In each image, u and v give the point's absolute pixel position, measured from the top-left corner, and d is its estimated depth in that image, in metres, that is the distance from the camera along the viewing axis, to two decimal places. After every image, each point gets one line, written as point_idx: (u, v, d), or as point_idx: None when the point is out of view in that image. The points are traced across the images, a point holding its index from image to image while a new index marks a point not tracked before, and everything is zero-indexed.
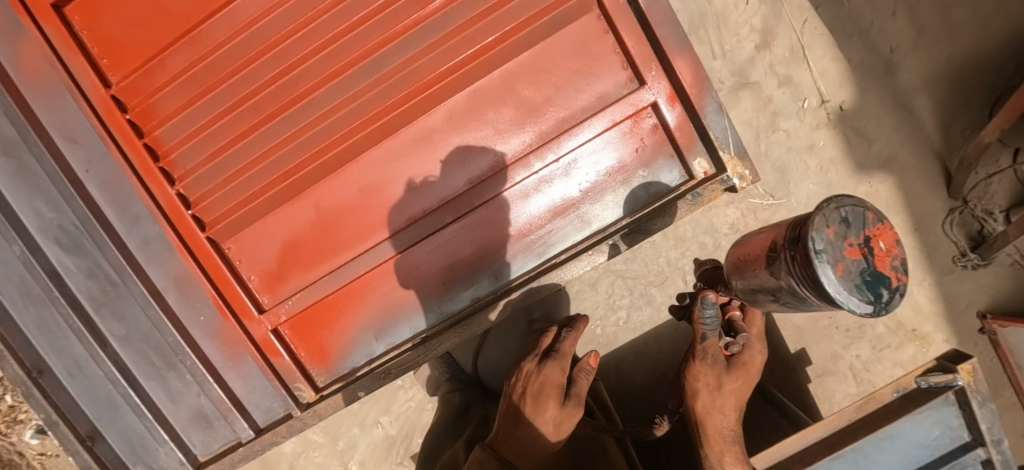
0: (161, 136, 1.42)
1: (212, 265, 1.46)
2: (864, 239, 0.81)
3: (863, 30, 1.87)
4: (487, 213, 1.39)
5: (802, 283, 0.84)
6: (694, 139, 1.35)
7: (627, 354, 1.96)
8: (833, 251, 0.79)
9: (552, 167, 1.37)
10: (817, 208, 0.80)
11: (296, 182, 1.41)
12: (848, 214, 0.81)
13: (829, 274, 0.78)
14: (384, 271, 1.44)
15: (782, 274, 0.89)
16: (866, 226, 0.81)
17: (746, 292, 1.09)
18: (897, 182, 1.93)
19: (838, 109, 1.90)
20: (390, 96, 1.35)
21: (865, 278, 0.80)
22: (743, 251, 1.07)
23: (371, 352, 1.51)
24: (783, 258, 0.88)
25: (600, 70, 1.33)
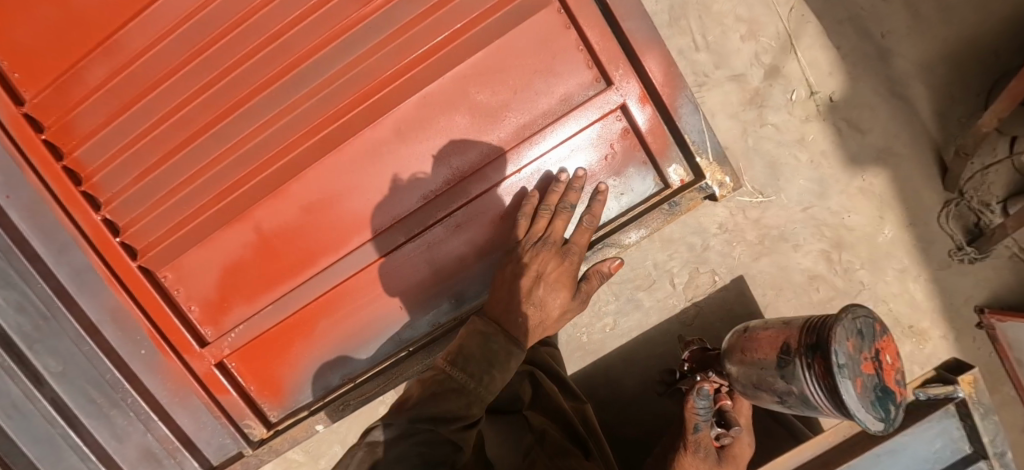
0: (82, 157, 1.30)
1: (146, 297, 1.33)
2: (875, 353, 0.90)
3: (854, 16, 1.67)
4: (445, 233, 1.29)
5: (818, 391, 0.91)
6: (668, 144, 1.23)
7: (616, 361, 1.76)
8: (852, 364, 0.88)
9: (513, 180, 1.25)
10: (841, 320, 0.90)
11: (232, 204, 1.29)
12: (862, 326, 0.91)
13: (848, 389, 0.86)
14: (337, 297, 1.33)
15: (795, 379, 0.97)
16: (878, 340, 0.91)
17: (746, 386, 1.15)
18: (893, 175, 1.68)
19: (828, 101, 1.68)
20: (331, 105, 1.24)
21: (878, 394, 0.89)
22: (746, 345, 1.15)
23: (327, 385, 1.40)
24: (799, 363, 0.96)
25: (561, 69, 1.21)
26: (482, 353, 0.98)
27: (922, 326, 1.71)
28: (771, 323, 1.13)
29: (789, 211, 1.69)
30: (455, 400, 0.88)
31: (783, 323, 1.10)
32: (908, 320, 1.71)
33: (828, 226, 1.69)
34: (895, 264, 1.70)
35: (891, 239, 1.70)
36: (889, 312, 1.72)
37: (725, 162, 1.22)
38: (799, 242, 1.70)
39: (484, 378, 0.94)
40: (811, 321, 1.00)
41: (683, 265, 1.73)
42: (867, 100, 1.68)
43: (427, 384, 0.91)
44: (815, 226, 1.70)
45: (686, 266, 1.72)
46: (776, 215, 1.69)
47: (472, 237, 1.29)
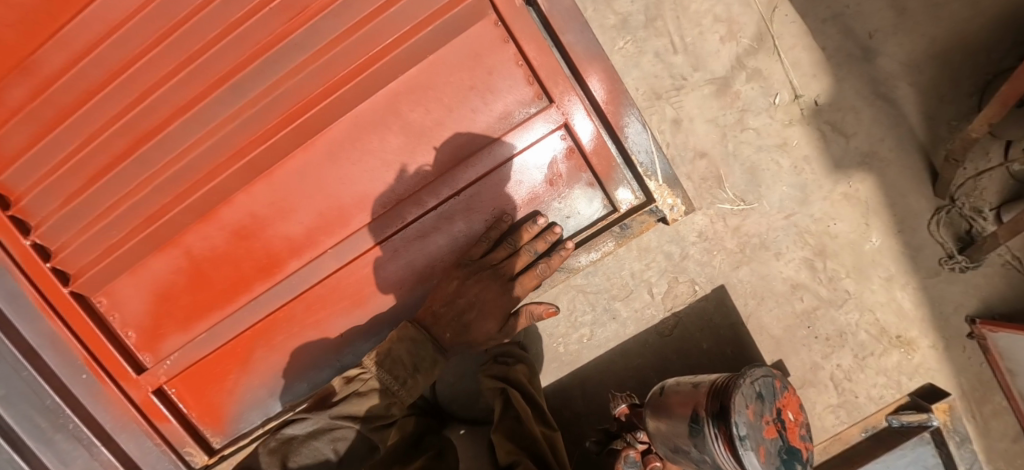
0: (8, 180, 1.25)
1: (81, 324, 1.29)
2: (775, 413, 1.06)
3: (838, 15, 1.55)
4: (386, 260, 1.23)
5: (726, 460, 1.04)
6: (612, 166, 1.15)
7: (592, 372, 1.67)
8: (753, 431, 1.03)
9: (453, 204, 1.19)
10: (739, 389, 1.04)
11: (159, 229, 1.24)
12: (761, 388, 1.06)
13: (751, 457, 1.00)
14: (275, 323, 1.29)
15: (706, 447, 1.09)
16: (775, 402, 1.07)
17: (665, 449, 1.26)
18: (879, 182, 1.57)
19: (813, 104, 1.57)
20: (258, 126, 1.18)
21: (780, 455, 1.04)
22: (662, 407, 1.26)
23: (270, 411, 1.35)
24: (707, 432, 1.09)
25: (498, 86, 1.14)
26: (409, 358, 1.06)
27: (911, 337, 1.59)
28: (683, 385, 1.26)
29: (770, 218, 1.58)
30: (378, 402, 0.99)
31: (693, 385, 1.23)
32: (896, 329, 1.59)
33: (811, 233, 1.58)
34: (881, 272, 1.59)
35: (878, 248, 1.58)
36: (875, 323, 1.59)
37: (676, 185, 1.16)
38: (780, 250, 1.59)
39: (406, 381, 1.04)
40: (714, 386, 1.15)
41: (660, 274, 1.63)
42: (853, 103, 1.57)
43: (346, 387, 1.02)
44: (797, 234, 1.59)
45: (663, 276, 1.61)
46: (757, 223, 1.58)
47: (412, 264, 1.23)
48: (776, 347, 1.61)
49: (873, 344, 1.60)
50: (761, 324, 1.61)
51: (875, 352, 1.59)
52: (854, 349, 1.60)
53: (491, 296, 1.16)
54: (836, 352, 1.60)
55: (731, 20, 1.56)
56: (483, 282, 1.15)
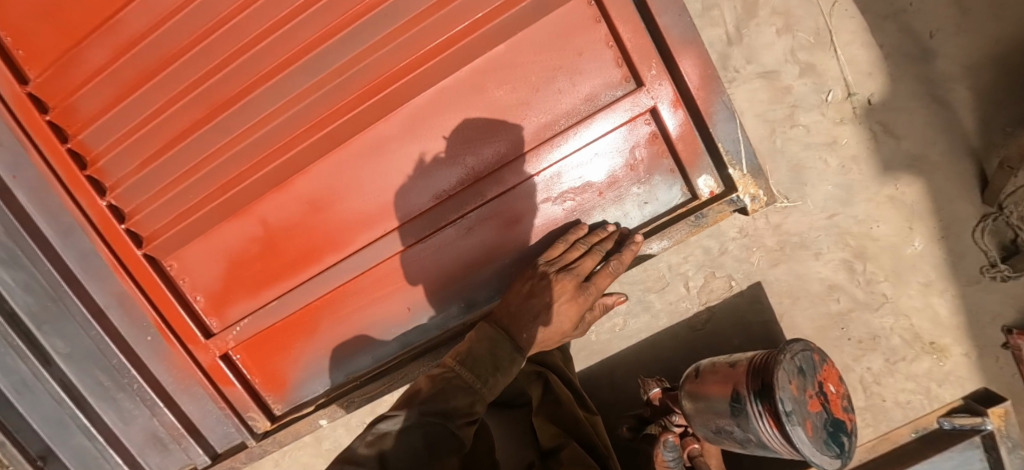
0: (86, 140, 1.26)
1: (152, 286, 1.30)
2: (816, 386, 1.07)
3: (899, 12, 1.48)
4: (424, 252, 1.25)
5: (773, 435, 1.06)
6: (699, 153, 1.14)
7: (620, 362, 1.69)
8: (798, 406, 1.04)
9: (493, 206, 1.19)
10: (781, 364, 1.05)
11: (234, 196, 1.25)
12: (801, 362, 1.08)
13: (799, 432, 1.01)
14: (345, 294, 1.30)
15: (751, 424, 1.10)
16: (816, 377, 1.08)
17: (705, 429, 1.27)
18: (927, 186, 1.53)
19: (866, 103, 1.52)
20: (339, 98, 1.17)
21: (826, 427, 1.06)
22: (698, 390, 1.25)
23: (331, 380, 1.38)
24: (750, 410, 1.09)
25: (586, 67, 1.12)
26: (488, 358, 1.01)
27: (944, 344, 1.58)
28: (715, 363, 1.25)
29: (812, 217, 1.56)
30: (462, 399, 0.93)
31: (729, 364, 1.22)
32: (930, 335, 1.58)
33: (852, 235, 1.56)
34: (919, 277, 1.57)
35: (919, 252, 1.56)
36: (909, 328, 1.59)
37: (760, 175, 1.13)
38: (820, 250, 1.58)
39: (489, 380, 0.98)
40: (752, 364, 1.15)
41: (697, 268, 1.63)
42: (906, 104, 1.51)
43: (435, 380, 0.96)
44: (837, 235, 1.57)
45: (700, 270, 1.62)
46: (797, 222, 1.56)
47: (443, 258, 1.24)
48: None
49: (905, 350, 1.59)
50: (793, 323, 1.62)
51: (907, 357, 1.59)
52: (884, 353, 1.61)
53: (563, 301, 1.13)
54: (866, 355, 1.61)
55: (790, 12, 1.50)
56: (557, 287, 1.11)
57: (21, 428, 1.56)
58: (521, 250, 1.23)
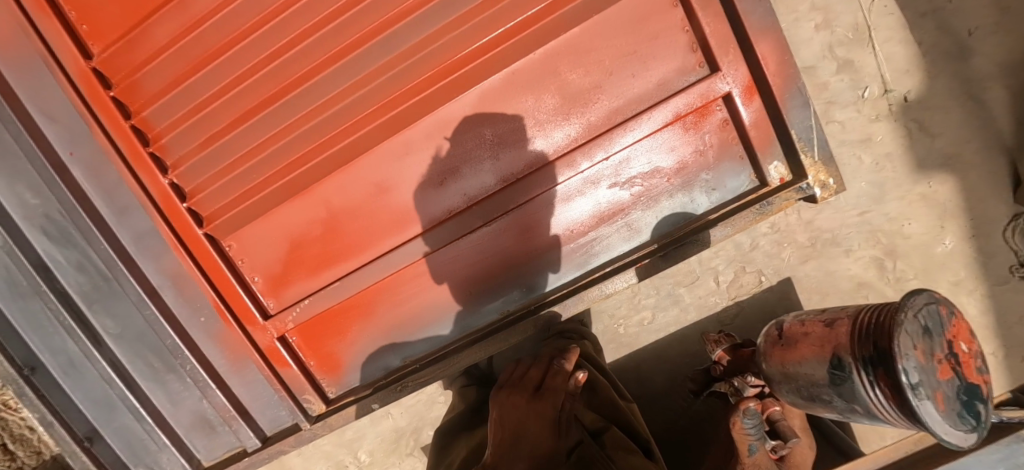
0: (150, 117, 1.25)
1: (212, 265, 1.30)
2: (947, 349, 0.90)
3: (938, 9, 1.46)
4: (448, 255, 1.27)
5: (888, 408, 0.93)
6: (771, 140, 1.15)
7: (647, 356, 1.70)
8: (927, 376, 0.87)
9: (514, 215, 1.23)
10: (901, 327, 0.88)
11: (298, 177, 1.25)
12: (926, 321, 0.90)
13: (928, 407, 0.86)
14: (406, 277, 1.30)
15: (858, 394, 0.98)
16: (946, 338, 0.90)
17: (794, 395, 1.19)
18: (960, 184, 1.53)
19: (902, 101, 1.50)
20: (410, 79, 1.17)
21: (957, 396, 0.89)
22: (790, 354, 1.16)
23: (388, 364, 1.39)
24: (857, 379, 0.97)
25: (661, 52, 1.12)
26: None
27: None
28: (807, 325, 1.16)
29: (844, 214, 1.56)
30: None
31: (825, 325, 1.11)
32: None
33: (883, 232, 1.57)
34: (949, 276, 1.58)
35: (950, 250, 1.57)
36: None
37: (831, 163, 1.13)
38: (851, 247, 1.58)
39: None
40: (858, 324, 1.01)
41: (727, 263, 1.63)
42: (942, 102, 1.50)
43: None
44: (869, 232, 1.57)
45: (730, 265, 1.61)
46: (830, 219, 1.56)
47: (468, 261, 1.28)
48: None
49: None
50: None
51: None
52: None
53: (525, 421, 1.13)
54: None
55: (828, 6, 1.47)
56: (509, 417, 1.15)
57: (67, 409, 1.55)
58: (585, 235, 1.24)
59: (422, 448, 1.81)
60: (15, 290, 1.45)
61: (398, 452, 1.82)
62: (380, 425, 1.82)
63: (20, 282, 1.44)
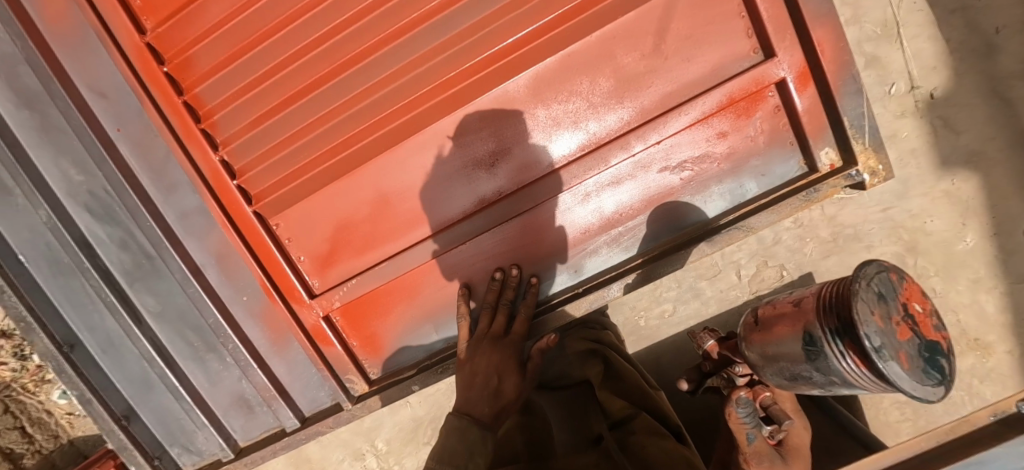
0: (202, 94, 1.25)
1: (260, 244, 1.32)
2: (903, 311, 0.81)
3: (967, 6, 1.46)
4: (459, 255, 1.32)
5: (863, 376, 0.83)
6: (823, 126, 1.15)
7: (667, 348, 1.72)
8: (888, 339, 0.78)
9: (526, 217, 1.26)
10: (856, 294, 0.81)
11: (349, 157, 1.25)
12: (880, 287, 0.82)
13: (896, 369, 0.77)
14: (454, 259, 1.32)
15: (831, 367, 0.87)
16: (902, 298, 0.82)
17: (778, 379, 1.04)
18: (983, 182, 1.52)
19: (929, 98, 1.51)
20: (464, 61, 1.16)
21: (924, 356, 0.80)
22: (764, 339, 1.03)
23: (430, 346, 1.40)
24: (829, 352, 0.86)
25: (715, 37, 1.13)
26: (461, 445, 1.07)
27: (988, 341, 1.59)
28: (779, 306, 1.04)
29: (866, 210, 1.57)
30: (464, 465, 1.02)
31: (794, 303, 1.00)
32: (974, 332, 1.59)
33: (905, 228, 1.57)
34: (969, 274, 1.57)
35: (972, 248, 1.56)
36: (955, 324, 1.60)
37: (882, 149, 1.13)
38: (872, 243, 1.59)
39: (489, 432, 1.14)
40: (823, 298, 0.92)
41: (750, 256, 1.65)
42: (967, 99, 1.50)
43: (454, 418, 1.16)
44: (891, 228, 1.57)
45: (752, 258, 1.63)
46: (853, 214, 1.57)
47: (477, 260, 1.32)
48: None
49: None
50: None
51: None
52: None
53: (496, 360, 1.26)
54: None
55: (858, 2, 1.48)
56: (484, 352, 1.27)
57: (104, 387, 1.55)
58: (634, 218, 1.26)
59: None
60: (59, 267, 1.47)
61: (416, 441, 1.86)
62: (399, 414, 1.88)
63: (62, 260, 1.46)
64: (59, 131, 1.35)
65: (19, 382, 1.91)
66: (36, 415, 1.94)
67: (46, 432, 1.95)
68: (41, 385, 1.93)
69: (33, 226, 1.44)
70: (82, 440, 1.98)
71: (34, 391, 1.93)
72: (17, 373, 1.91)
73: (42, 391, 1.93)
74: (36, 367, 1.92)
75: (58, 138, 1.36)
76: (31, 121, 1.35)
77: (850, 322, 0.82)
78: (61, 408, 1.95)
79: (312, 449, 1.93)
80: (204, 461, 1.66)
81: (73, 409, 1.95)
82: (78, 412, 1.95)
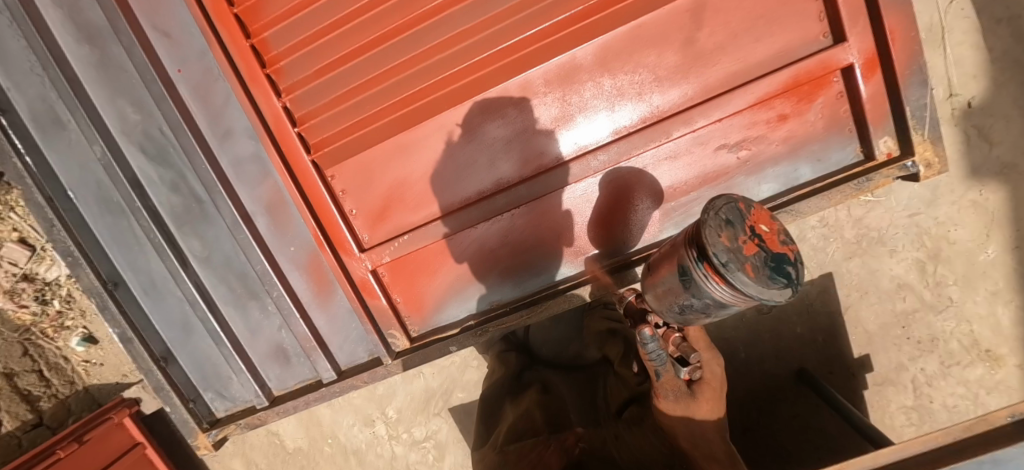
0: (270, 39, 1.25)
1: (315, 194, 1.35)
2: (752, 231, 0.75)
3: (1015, 16, 1.45)
4: (506, 222, 1.34)
5: (729, 295, 0.75)
6: (884, 116, 1.17)
7: None
8: (734, 255, 0.73)
9: (591, 182, 1.29)
10: (704, 220, 0.76)
11: (412, 112, 1.27)
12: (728, 213, 0.77)
13: (744, 279, 0.71)
14: (506, 223, 1.34)
15: (699, 295, 0.79)
16: (749, 219, 0.75)
17: (674, 316, 0.91)
18: (1010, 194, 1.53)
19: (966, 106, 1.50)
20: (537, 24, 1.16)
21: (775, 269, 0.72)
22: (653, 283, 0.92)
23: (473, 307, 1.44)
24: (696, 278, 0.79)
25: (786, 18, 1.14)
26: None
27: (1000, 353, 1.62)
28: (659, 251, 0.93)
29: (894, 213, 1.59)
30: None
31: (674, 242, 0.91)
32: (988, 343, 1.62)
33: (930, 236, 1.58)
34: (988, 285, 1.59)
35: (992, 259, 1.57)
36: (969, 333, 1.62)
37: (940, 142, 1.14)
38: (895, 247, 1.61)
39: None
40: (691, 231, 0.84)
41: None
42: (1005, 110, 1.49)
43: None
44: (916, 235, 1.59)
45: None
46: (880, 217, 1.59)
47: (524, 228, 1.34)
48: (867, 341, 1.66)
49: (959, 354, 1.63)
50: (857, 318, 1.65)
51: (962, 362, 1.63)
52: (942, 356, 1.64)
53: None
54: (923, 356, 1.65)
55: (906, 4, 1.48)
56: None
57: (144, 327, 1.58)
58: (666, 203, 1.30)
59: (450, 408, 1.90)
60: (109, 205, 1.49)
61: (427, 412, 1.91)
62: (413, 384, 1.92)
63: (113, 198, 1.48)
64: (119, 69, 1.37)
65: (39, 326, 1.92)
66: (52, 360, 1.95)
67: (62, 378, 1.97)
68: (60, 331, 1.94)
69: (84, 161, 1.45)
70: (97, 388, 2.00)
71: (52, 336, 1.94)
72: (37, 317, 1.91)
73: (60, 337, 1.94)
74: (57, 312, 1.92)
75: (117, 76, 1.37)
76: (91, 57, 1.37)
77: (701, 247, 0.77)
78: (76, 356, 1.97)
79: (323, 412, 1.99)
80: (237, 408, 1.70)
81: (90, 357, 1.98)
82: (95, 360, 1.98)
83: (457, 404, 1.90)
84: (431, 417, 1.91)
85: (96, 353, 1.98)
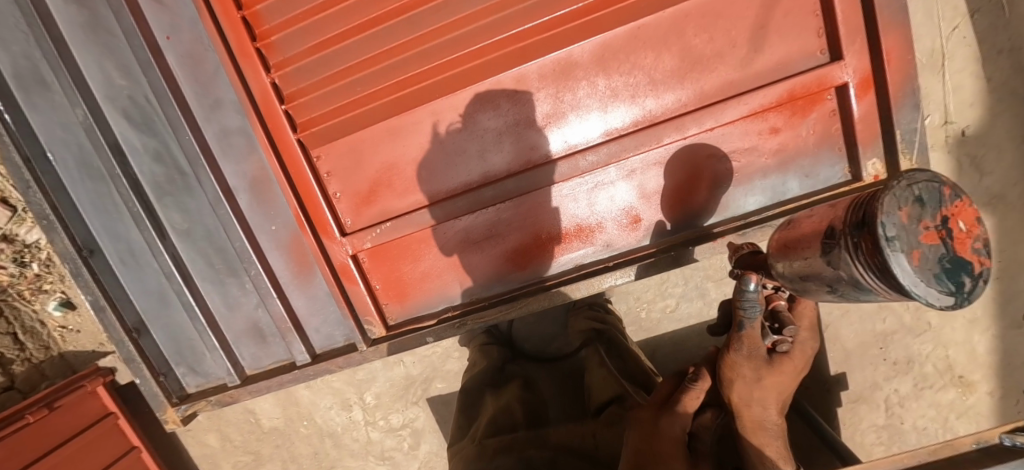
0: (263, 12, 1.22)
1: (299, 174, 1.33)
2: (940, 220, 0.61)
3: (1018, 48, 1.41)
4: (492, 214, 1.33)
5: (871, 279, 0.63)
6: (875, 135, 1.17)
7: (665, 342, 1.72)
8: (905, 233, 0.59)
9: (580, 181, 1.28)
10: (890, 188, 0.61)
11: (404, 98, 1.25)
12: (921, 192, 0.61)
13: (903, 263, 0.58)
14: (495, 217, 1.33)
15: (837, 267, 0.67)
16: (945, 207, 0.61)
17: (791, 279, 0.79)
18: (997, 225, 1.52)
19: (960, 135, 1.48)
20: (537, 17, 1.15)
21: (941, 265, 0.60)
22: (784, 235, 0.80)
23: (455, 299, 1.43)
24: (842, 245, 0.66)
25: (788, 30, 1.13)
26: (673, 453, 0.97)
27: (973, 379, 1.64)
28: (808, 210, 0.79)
29: None
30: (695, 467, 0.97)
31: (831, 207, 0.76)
32: (961, 369, 1.64)
33: None
34: (967, 312, 1.60)
35: None
36: (944, 358, 1.64)
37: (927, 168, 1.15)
38: None
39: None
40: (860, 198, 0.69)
41: None
42: (999, 140, 1.47)
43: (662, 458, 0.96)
44: None
45: None
46: None
47: (511, 222, 1.33)
48: (844, 360, 1.68)
49: (934, 378, 1.66)
50: (837, 335, 1.68)
51: (935, 386, 1.66)
52: (915, 378, 1.67)
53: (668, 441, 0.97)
54: (897, 377, 1.67)
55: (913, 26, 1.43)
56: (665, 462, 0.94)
57: (119, 298, 1.55)
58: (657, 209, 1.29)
59: (428, 398, 1.89)
60: (88, 170, 1.45)
61: (405, 399, 1.90)
62: (391, 371, 1.90)
63: (94, 164, 1.45)
64: (106, 31, 1.33)
65: (16, 288, 1.87)
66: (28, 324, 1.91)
67: (37, 342, 1.93)
68: (37, 294, 1.90)
69: (66, 123, 1.41)
70: (73, 355, 1.97)
71: (29, 299, 1.90)
72: (14, 279, 1.86)
73: (37, 301, 1.90)
74: (35, 275, 1.87)
75: (103, 38, 1.33)
76: (79, 18, 1.33)
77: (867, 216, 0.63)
78: (53, 321, 1.94)
79: (303, 393, 1.96)
80: (209, 385, 1.68)
81: (67, 323, 1.94)
82: (72, 326, 1.95)
83: (435, 395, 1.90)
84: (408, 405, 1.90)
85: (73, 319, 1.94)
